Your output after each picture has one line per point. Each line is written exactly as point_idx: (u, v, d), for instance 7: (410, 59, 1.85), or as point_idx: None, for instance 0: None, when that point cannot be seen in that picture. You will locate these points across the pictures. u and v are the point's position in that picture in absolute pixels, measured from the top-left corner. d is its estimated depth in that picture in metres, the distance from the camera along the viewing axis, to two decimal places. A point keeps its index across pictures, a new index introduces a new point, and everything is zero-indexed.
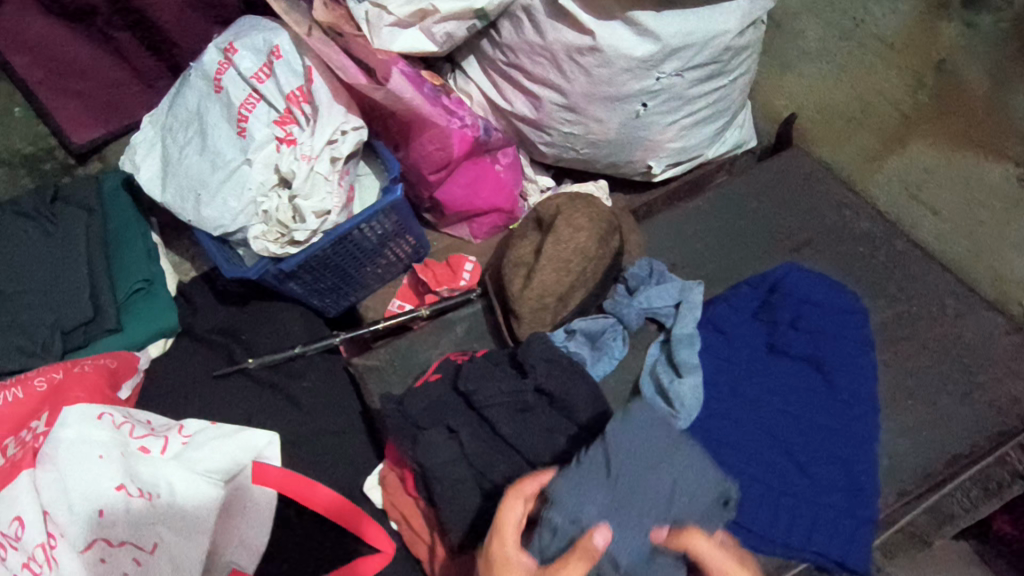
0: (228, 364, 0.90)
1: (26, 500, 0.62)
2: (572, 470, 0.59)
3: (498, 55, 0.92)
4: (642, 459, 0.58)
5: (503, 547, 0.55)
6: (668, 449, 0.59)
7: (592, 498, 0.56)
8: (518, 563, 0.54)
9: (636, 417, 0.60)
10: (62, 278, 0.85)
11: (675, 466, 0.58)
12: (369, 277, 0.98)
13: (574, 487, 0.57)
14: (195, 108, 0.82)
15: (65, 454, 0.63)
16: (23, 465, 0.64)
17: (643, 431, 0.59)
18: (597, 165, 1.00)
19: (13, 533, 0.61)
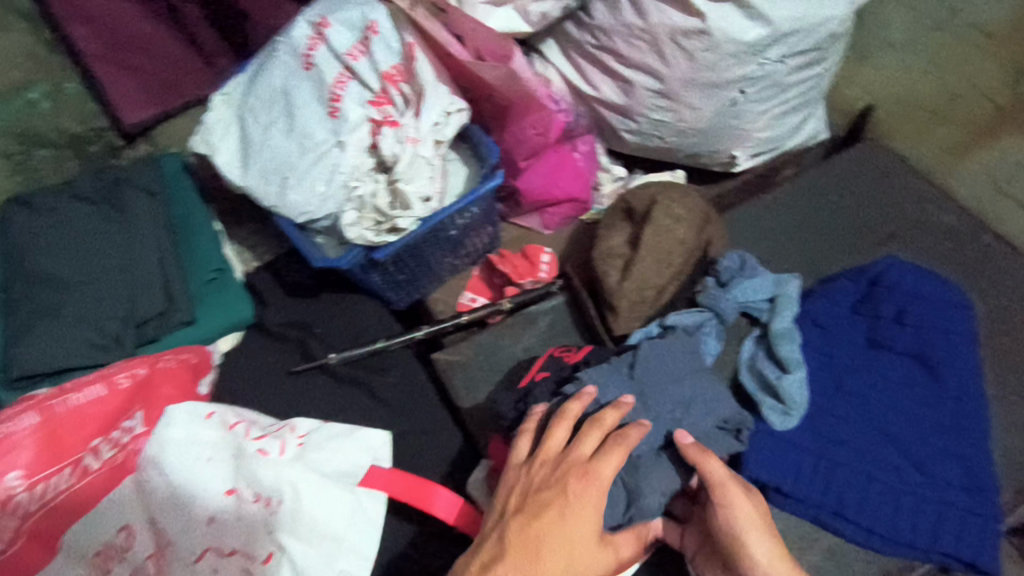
0: (304, 361, 0.84)
1: (133, 507, 0.62)
2: (607, 365, 0.70)
3: (586, 38, 0.88)
4: (668, 373, 0.69)
5: (594, 489, 0.60)
6: (692, 373, 0.69)
7: (614, 386, 0.67)
8: (591, 496, 0.59)
9: (674, 343, 0.71)
10: (133, 269, 0.78)
11: (687, 381, 0.69)
12: (444, 268, 0.93)
13: (604, 375, 0.68)
14: (281, 86, 0.77)
15: (175, 454, 0.61)
16: (126, 470, 0.62)
17: (676, 356, 0.70)
18: (679, 155, 0.96)
19: (121, 542, 0.60)
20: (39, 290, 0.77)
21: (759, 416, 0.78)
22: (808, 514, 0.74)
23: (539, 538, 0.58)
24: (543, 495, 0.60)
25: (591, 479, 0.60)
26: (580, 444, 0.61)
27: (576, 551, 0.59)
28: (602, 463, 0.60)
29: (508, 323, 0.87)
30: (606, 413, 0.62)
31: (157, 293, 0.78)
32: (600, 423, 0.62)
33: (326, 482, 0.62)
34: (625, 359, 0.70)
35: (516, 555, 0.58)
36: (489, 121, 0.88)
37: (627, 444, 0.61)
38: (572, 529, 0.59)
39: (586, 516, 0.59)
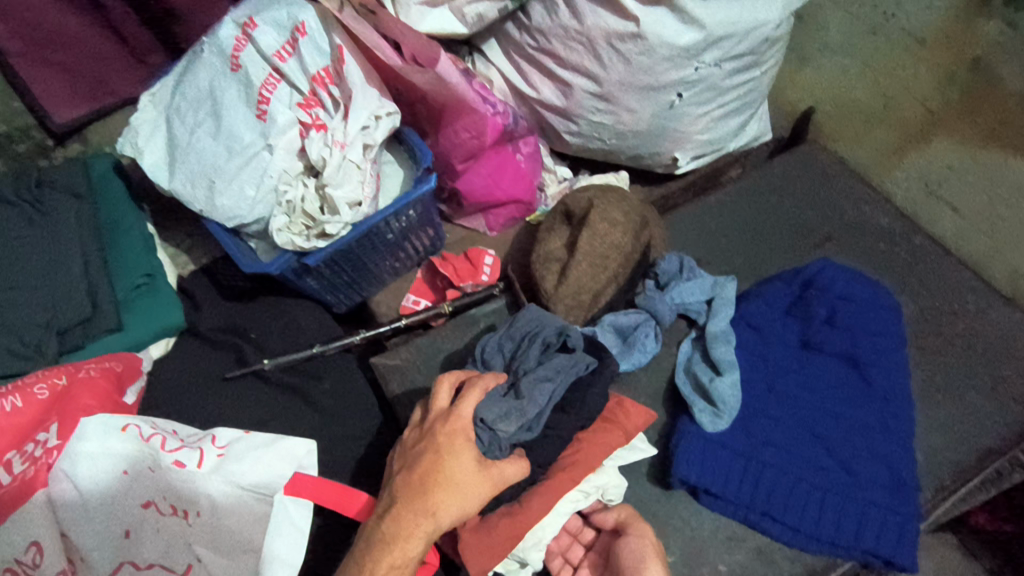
0: (238, 366, 0.82)
1: (41, 523, 0.58)
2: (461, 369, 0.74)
3: (526, 39, 0.88)
4: (502, 338, 0.71)
5: (457, 429, 0.59)
6: (524, 325, 0.71)
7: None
8: (457, 430, 0.59)
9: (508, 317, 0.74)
10: (56, 275, 0.77)
11: (515, 329, 0.71)
12: (385, 271, 0.92)
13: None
14: (208, 88, 0.76)
15: (86, 469, 0.59)
16: (37, 484, 0.59)
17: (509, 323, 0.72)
18: (620, 156, 0.96)
19: (29, 560, 0.56)
20: None
21: (691, 418, 0.79)
22: (737, 514, 0.75)
23: (420, 479, 0.57)
24: (415, 448, 0.59)
25: (449, 413, 0.60)
26: (435, 398, 0.62)
27: (462, 485, 0.57)
28: (463, 403, 0.60)
29: (447, 326, 0.87)
30: (450, 371, 0.64)
31: (81, 300, 0.76)
32: (447, 376, 0.63)
33: (236, 482, 0.61)
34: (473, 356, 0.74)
35: (403, 498, 0.57)
36: (424, 123, 0.87)
37: (477, 380, 0.62)
38: (447, 465, 0.57)
39: (457, 450, 0.58)
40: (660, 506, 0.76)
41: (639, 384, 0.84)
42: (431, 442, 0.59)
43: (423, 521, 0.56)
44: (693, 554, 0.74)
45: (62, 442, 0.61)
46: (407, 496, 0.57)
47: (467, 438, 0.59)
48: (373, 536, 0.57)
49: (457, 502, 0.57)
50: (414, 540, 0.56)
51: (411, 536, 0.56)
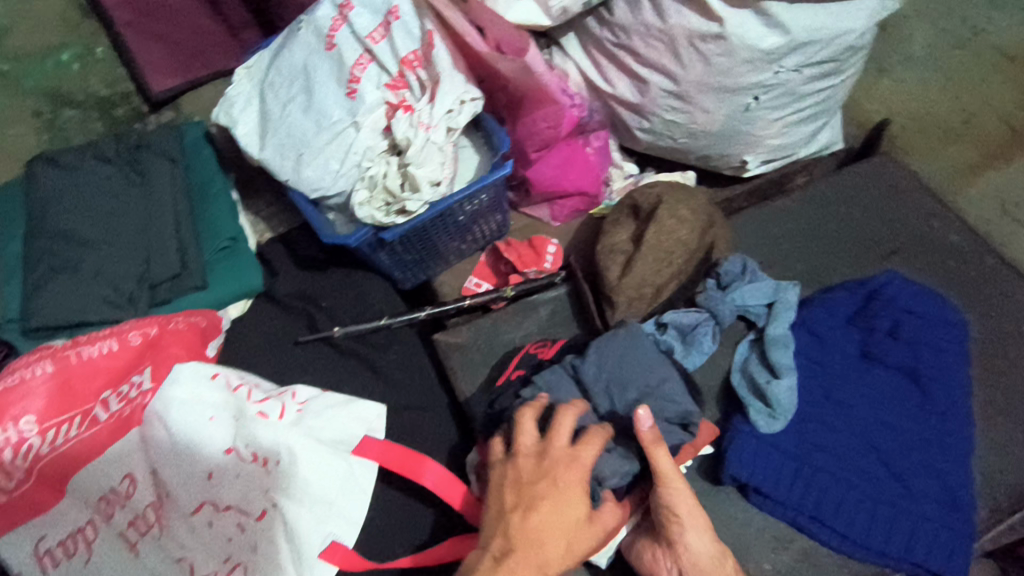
0: (310, 332, 0.86)
1: (137, 458, 0.65)
2: (561, 365, 0.74)
3: (606, 35, 0.89)
4: (612, 371, 0.71)
5: (577, 473, 0.60)
6: (639, 367, 0.71)
7: (565, 389, 0.71)
8: (579, 475, 0.60)
9: (618, 341, 0.72)
10: (150, 234, 0.83)
11: (629, 373, 0.70)
12: (451, 252, 0.95)
13: (549, 375, 0.72)
14: (303, 65, 0.81)
15: (178, 413, 0.65)
16: (134, 421, 0.66)
17: (621, 353, 0.72)
18: (690, 156, 0.97)
19: (124, 490, 0.64)
20: (60, 246, 0.81)
21: (745, 418, 0.79)
22: (786, 516, 0.75)
23: (539, 529, 0.57)
24: (536, 486, 0.59)
25: (575, 459, 0.60)
26: (556, 431, 0.62)
27: (575, 535, 0.58)
28: (587, 448, 0.61)
29: (508, 311, 0.89)
30: (573, 406, 0.64)
31: (172, 258, 0.82)
32: (571, 409, 0.64)
33: (316, 439, 0.65)
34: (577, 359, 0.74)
35: (520, 545, 0.56)
36: (503, 111, 0.90)
37: (601, 433, 0.63)
38: (567, 512, 0.58)
39: (576, 499, 0.59)
40: (708, 500, 0.77)
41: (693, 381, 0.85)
42: (555, 487, 0.59)
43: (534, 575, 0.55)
44: (737, 550, 0.75)
45: (155, 386, 0.67)
46: (521, 545, 0.56)
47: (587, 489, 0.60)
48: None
49: (568, 551, 0.57)
50: None
51: None
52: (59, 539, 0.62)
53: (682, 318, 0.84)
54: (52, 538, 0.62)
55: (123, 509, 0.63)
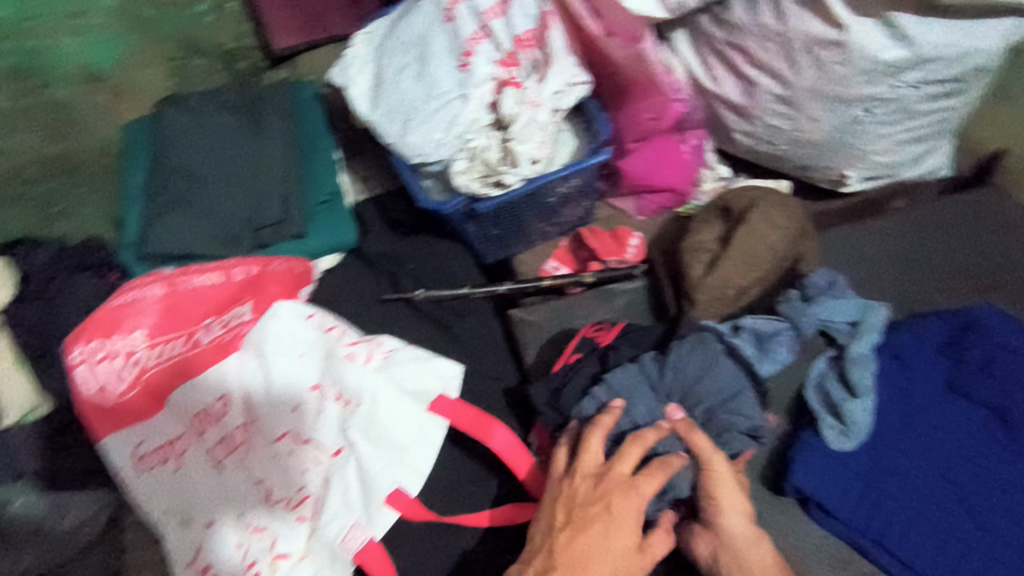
0: (393, 291, 0.90)
1: (232, 382, 0.69)
2: (637, 362, 0.72)
3: (718, 33, 0.89)
4: (689, 380, 0.69)
5: (632, 503, 0.61)
6: (714, 379, 0.69)
7: (639, 395, 0.69)
8: (633, 506, 0.61)
9: (697, 350, 0.70)
10: (259, 180, 0.88)
11: (706, 384, 0.69)
12: (536, 232, 0.97)
13: (624, 375, 0.70)
14: (421, 35, 0.84)
15: (274, 341, 0.70)
16: (232, 347, 0.70)
17: (698, 363, 0.70)
18: (788, 165, 0.96)
19: (218, 410, 0.68)
20: (179, 182, 0.88)
21: (816, 433, 0.78)
22: (847, 535, 0.74)
23: (584, 554, 0.59)
24: (587, 509, 0.61)
25: (631, 486, 0.61)
26: (620, 460, 0.63)
27: (622, 563, 0.60)
28: (646, 483, 0.62)
29: (585, 297, 0.90)
30: (645, 434, 0.64)
31: (276, 204, 0.87)
32: (642, 439, 0.63)
33: (397, 385, 0.69)
34: (655, 359, 0.71)
35: (562, 566, 0.59)
36: (606, 98, 0.90)
37: (666, 462, 0.63)
38: (614, 539, 0.60)
39: (627, 528, 0.60)
40: (766, 509, 0.77)
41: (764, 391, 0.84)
42: (604, 511, 0.60)
43: None
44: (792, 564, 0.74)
45: (252, 318, 0.72)
46: (564, 567, 0.59)
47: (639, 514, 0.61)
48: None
49: None
50: None
51: None
52: (156, 446, 0.67)
53: (762, 326, 0.84)
54: (149, 444, 0.68)
55: (217, 425, 0.68)
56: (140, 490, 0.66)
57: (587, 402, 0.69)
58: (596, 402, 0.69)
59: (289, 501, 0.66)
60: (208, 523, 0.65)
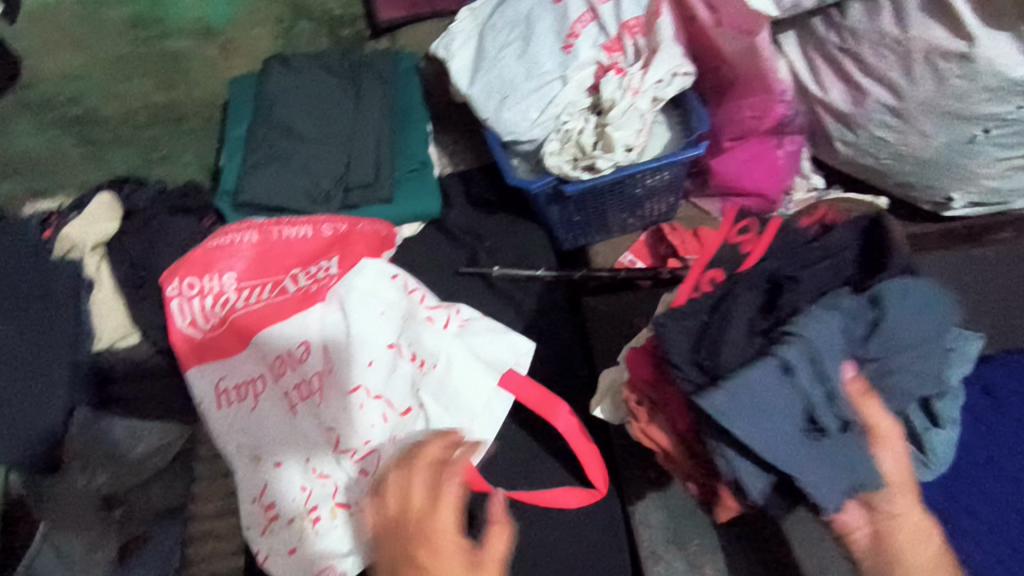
0: (470, 265, 0.92)
1: (314, 329, 0.70)
2: (831, 297, 0.57)
3: (831, 37, 0.85)
4: (907, 336, 0.55)
5: (439, 521, 0.53)
6: (926, 338, 0.56)
7: (838, 351, 0.53)
8: (440, 525, 0.53)
9: (916, 300, 0.56)
10: (354, 144, 0.91)
11: (916, 342, 0.55)
12: (616, 223, 0.96)
13: (830, 315, 0.54)
14: (526, 14, 0.84)
15: (357, 299, 0.70)
16: (316, 297, 0.71)
17: (914, 315, 0.55)
18: (889, 181, 0.92)
19: (298, 355, 0.70)
20: (279, 137, 0.91)
21: None
22: None
23: None
24: (405, 555, 0.52)
25: (424, 526, 0.53)
26: (406, 492, 0.56)
27: None
28: (445, 494, 0.55)
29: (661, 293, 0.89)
30: (421, 458, 0.59)
31: (368, 168, 0.90)
32: (418, 462, 0.59)
33: (472, 351, 0.70)
34: (858, 303, 0.56)
35: None
36: (706, 93, 0.91)
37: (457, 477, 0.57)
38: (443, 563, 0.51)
39: (448, 545, 0.52)
40: None
41: None
42: (398, 565, 0.52)
43: None
44: None
45: (338, 273, 0.72)
46: None
47: (465, 551, 0.52)
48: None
49: None
50: None
51: None
52: (235, 383, 0.71)
53: None
54: (230, 380, 0.72)
55: (292, 371, 0.70)
56: (220, 423, 0.71)
57: (779, 354, 0.52)
58: (793, 355, 0.51)
59: (354, 452, 0.66)
60: (276, 463, 0.69)
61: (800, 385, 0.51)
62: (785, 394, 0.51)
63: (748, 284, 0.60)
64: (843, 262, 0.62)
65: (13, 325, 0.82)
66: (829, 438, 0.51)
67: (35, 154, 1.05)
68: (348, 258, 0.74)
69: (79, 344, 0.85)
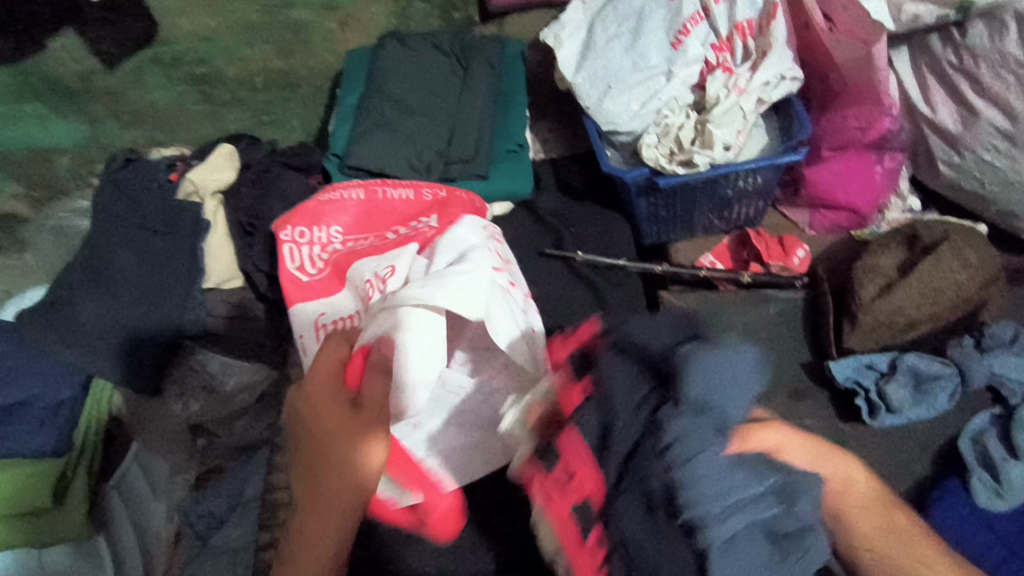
0: (554, 248, 0.93)
1: (404, 259, 0.71)
2: (670, 435, 0.45)
3: (947, 55, 0.84)
4: (731, 394, 0.46)
5: (328, 383, 0.59)
6: (744, 380, 0.47)
7: (722, 486, 0.43)
8: (323, 382, 0.58)
9: (712, 362, 0.46)
10: (457, 120, 0.96)
11: (742, 382, 0.47)
12: (701, 222, 0.96)
13: (694, 468, 0.44)
14: (638, 8, 0.86)
15: (451, 240, 0.71)
16: (415, 240, 0.74)
17: (725, 371, 0.46)
18: (991, 208, 0.89)
19: (384, 275, 0.70)
20: (388, 107, 0.96)
21: (963, 484, 0.74)
22: None
23: (318, 449, 0.57)
24: (300, 406, 0.58)
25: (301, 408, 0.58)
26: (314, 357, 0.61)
27: (354, 441, 0.56)
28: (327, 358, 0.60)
29: (741, 296, 0.90)
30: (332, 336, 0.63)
31: (469, 144, 0.94)
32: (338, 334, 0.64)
33: (512, 322, 0.65)
34: (692, 413, 0.45)
35: (305, 464, 0.57)
36: (811, 101, 0.91)
37: (337, 350, 0.61)
38: (327, 416, 0.57)
39: (327, 398, 0.58)
40: None
41: (912, 431, 0.80)
42: (298, 414, 0.58)
43: (345, 498, 0.56)
44: None
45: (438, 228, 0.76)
46: (310, 470, 0.57)
47: (341, 409, 0.57)
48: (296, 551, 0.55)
49: (354, 458, 0.56)
50: (338, 517, 0.56)
51: (337, 508, 0.56)
52: (334, 319, 0.74)
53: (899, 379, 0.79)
54: (329, 316, 0.74)
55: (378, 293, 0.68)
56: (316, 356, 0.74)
57: (707, 539, 0.42)
58: (712, 527, 0.42)
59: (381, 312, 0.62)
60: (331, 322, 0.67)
61: (740, 536, 0.43)
62: (738, 560, 0.42)
63: (617, 517, 0.45)
64: (620, 394, 0.48)
65: (134, 257, 0.92)
66: (782, 531, 0.44)
67: (159, 107, 1.14)
68: (447, 216, 0.78)
69: (187, 285, 0.93)
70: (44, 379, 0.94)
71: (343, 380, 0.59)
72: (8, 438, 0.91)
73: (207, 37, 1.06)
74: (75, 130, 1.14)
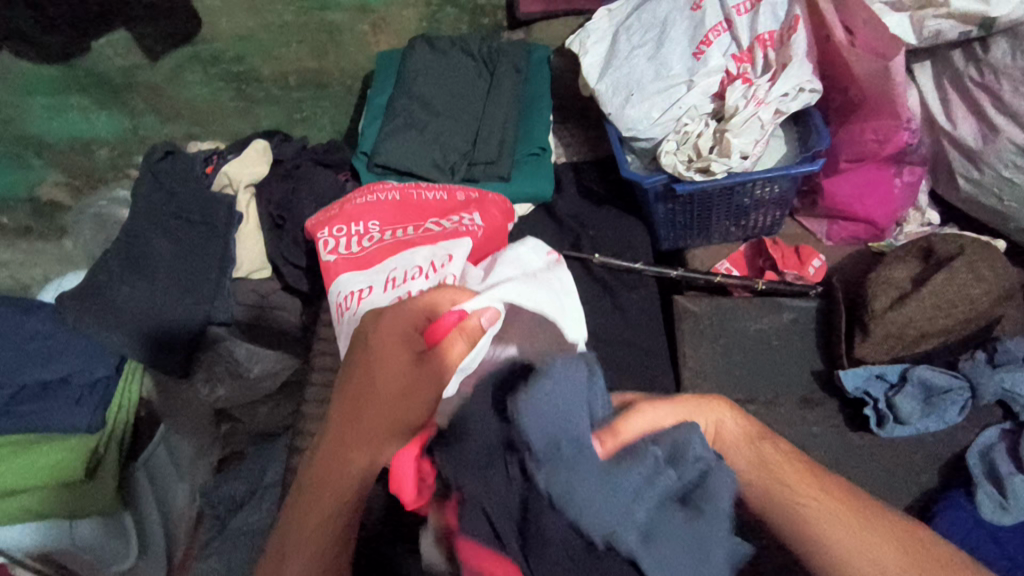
0: (572, 251, 0.96)
1: (460, 246, 0.75)
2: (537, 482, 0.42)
3: (970, 71, 0.85)
4: (564, 408, 0.43)
5: (398, 333, 0.56)
6: (572, 391, 0.44)
7: (615, 497, 0.41)
8: (401, 331, 0.56)
9: (535, 396, 0.43)
10: (482, 123, 0.99)
11: (573, 396, 0.44)
12: (718, 230, 0.98)
13: (578, 501, 0.40)
14: (662, 18, 0.88)
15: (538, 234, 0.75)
16: (464, 232, 0.78)
17: (551, 397, 0.43)
18: (1010, 224, 0.90)
19: (438, 261, 0.74)
20: (416, 108, 0.99)
21: (969, 496, 0.74)
22: None
23: (365, 390, 0.55)
24: (369, 346, 0.56)
25: (363, 358, 0.56)
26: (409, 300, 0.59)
27: (403, 399, 0.54)
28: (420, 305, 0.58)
29: (755, 302, 0.91)
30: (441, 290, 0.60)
31: (493, 147, 0.97)
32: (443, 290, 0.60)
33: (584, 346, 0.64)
34: (546, 454, 0.42)
35: (341, 406, 0.56)
36: (831, 111, 0.92)
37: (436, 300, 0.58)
38: (389, 366, 0.55)
39: (395, 348, 0.55)
40: None
41: (921, 443, 0.81)
42: (365, 349, 0.56)
43: (358, 459, 0.54)
44: None
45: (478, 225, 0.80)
46: (347, 416, 0.55)
47: (408, 359, 0.55)
48: (298, 498, 0.55)
49: (390, 414, 0.54)
50: (347, 476, 0.54)
51: (342, 467, 0.54)
52: (352, 291, 0.75)
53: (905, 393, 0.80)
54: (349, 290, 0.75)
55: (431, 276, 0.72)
56: (341, 331, 0.75)
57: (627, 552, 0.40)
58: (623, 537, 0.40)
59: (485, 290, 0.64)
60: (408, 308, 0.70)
61: (654, 527, 0.41)
62: (664, 549, 0.40)
63: None
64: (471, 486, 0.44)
65: (170, 248, 0.97)
66: (692, 496, 0.43)
67: (197, 102, 1.18)
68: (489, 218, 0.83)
69: (218, 278, 0.97)
70: (79, 360, 0.98)
71: (420, 332, 0.57)
72: (46, 414, 0.95)
73: (244, 37, 1.10)
74: (116, 123, 1.19)
